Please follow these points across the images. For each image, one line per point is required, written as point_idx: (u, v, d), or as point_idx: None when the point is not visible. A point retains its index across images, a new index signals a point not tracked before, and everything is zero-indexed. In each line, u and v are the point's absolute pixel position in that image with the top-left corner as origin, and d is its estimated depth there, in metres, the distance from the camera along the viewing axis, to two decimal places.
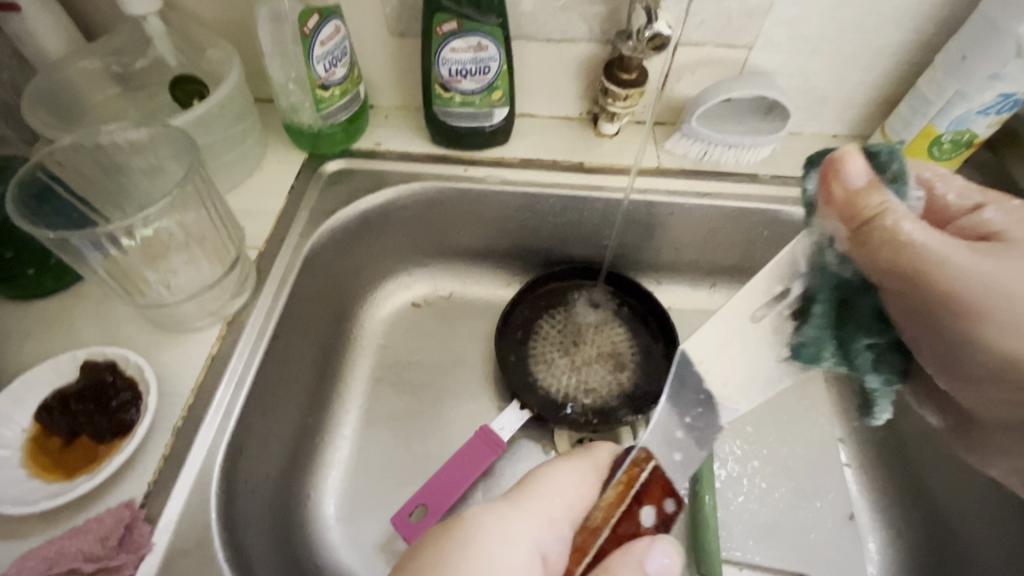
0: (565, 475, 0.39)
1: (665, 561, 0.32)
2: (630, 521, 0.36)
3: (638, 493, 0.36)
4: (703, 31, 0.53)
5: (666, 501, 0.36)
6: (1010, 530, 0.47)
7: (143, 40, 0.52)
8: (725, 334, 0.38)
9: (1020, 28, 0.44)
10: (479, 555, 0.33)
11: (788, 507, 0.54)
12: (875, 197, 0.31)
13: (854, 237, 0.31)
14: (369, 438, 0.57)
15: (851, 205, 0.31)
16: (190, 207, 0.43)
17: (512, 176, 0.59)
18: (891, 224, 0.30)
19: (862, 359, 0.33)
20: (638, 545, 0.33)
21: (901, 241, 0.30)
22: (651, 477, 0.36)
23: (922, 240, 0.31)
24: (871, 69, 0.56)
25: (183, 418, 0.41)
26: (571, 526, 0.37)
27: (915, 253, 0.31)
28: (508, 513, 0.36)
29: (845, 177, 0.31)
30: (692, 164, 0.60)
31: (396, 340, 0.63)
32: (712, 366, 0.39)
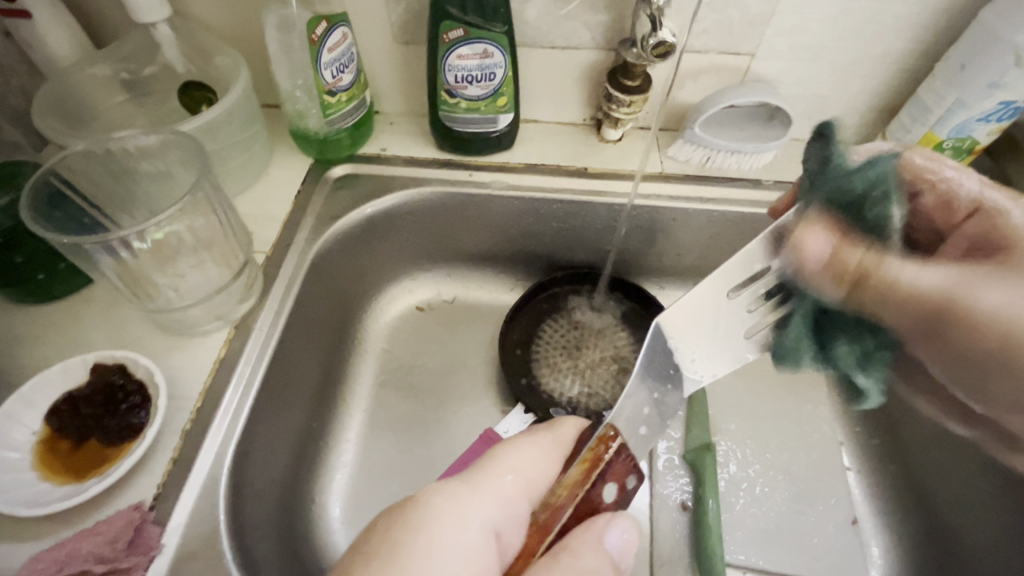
0: (523, 450, 0.36)
1: (623, 537, 0.32)
2: (592, 499, 0.34)
3: (605, 470, 0.34)
4: (706, 38, 0.54)
5: (628, 478, 0.35)
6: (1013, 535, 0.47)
7: (152, 46, 0.53)
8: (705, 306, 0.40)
9: (1019, 37, 0.45)
10: (427, 538, 0.29)
11: (792, 511, 0.54)
12: (852, 254, 0.33)
13: (840, 288, 0.35)
14: (374, 441, 0.57)
15: (834, 261, 0.34)
16: (199, 211, 0.44)
17: (516, 181, 0.59)
18: (879, 278, 0.34)
19: (839, 359, 0.36)
20: (598, 521, 0.32)
21: (880, 286, 0.34)
22: (615, 456, 0.35)
23: (908, 281, 0.35)
24: (872, 76, 0.56)
25: (191, 422, 0.41)
26: (530, 502, 0.34)
27: (897, 286, 0.35)
28: (461, 492, 0.32)
29: (805, 248, 0.35)
30: (695, 169, 0.60)
31: (401, 344, 0.64)
32: (684, 340, 0.40)
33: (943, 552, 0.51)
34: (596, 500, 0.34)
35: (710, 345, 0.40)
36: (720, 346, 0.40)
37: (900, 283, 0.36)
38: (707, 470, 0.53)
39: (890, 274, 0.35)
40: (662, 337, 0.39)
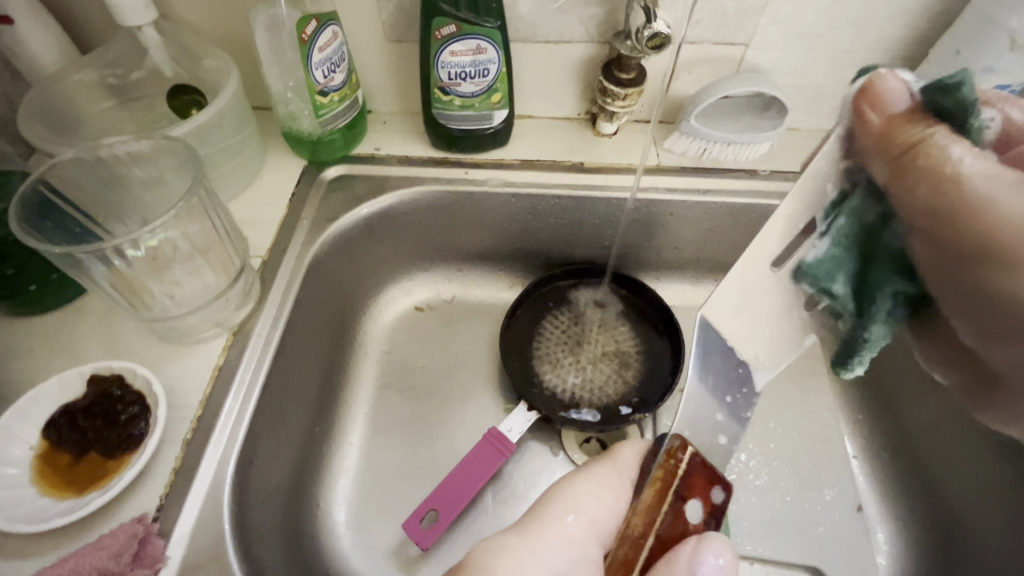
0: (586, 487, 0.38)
1: (717, 564, 0.32)
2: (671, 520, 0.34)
3: (681, 487, 0.35)
4: (700, 29, 0.53)
5: (712, 491, 0.35)
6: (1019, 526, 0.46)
7: (139, 51, 0.52)
8: (761, 300, 0.34)
9: (1015, 21, 0.45)
10: None
11: (796, 500, 0.54)
12: (914, 128, 0.26)
13: (892, 169, 0.26)
14: (377, 444, 0.57)
15: (892, 130, 0.26)
16: (194, 218, 0.43)
17: (512, 178, 0.59)
18: (929, 158, 0.25)
19: (881, 307, 0.30)
20: (689, 548, 0.33)
21: (951, 175, 0.25)
22: (692, 468, 0.35)
23: (969, 169, 0.25)
24: (867, 63, 0.56)
25: (192, 431, 0.41)
26: (601, 543, 0.37)
27: (945, 175, 0.25)
28: (517, 546, 0.36)
29: (880, 99, 0.26)
30: (691, 161, 0.60)
31: (401, 344, 0.63)
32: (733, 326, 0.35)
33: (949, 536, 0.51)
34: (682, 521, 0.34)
35: (768, 337, 0.35)
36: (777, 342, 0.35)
37: (981, 189, 0.25)
38: None
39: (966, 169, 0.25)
40: (717, 332, 0.35)
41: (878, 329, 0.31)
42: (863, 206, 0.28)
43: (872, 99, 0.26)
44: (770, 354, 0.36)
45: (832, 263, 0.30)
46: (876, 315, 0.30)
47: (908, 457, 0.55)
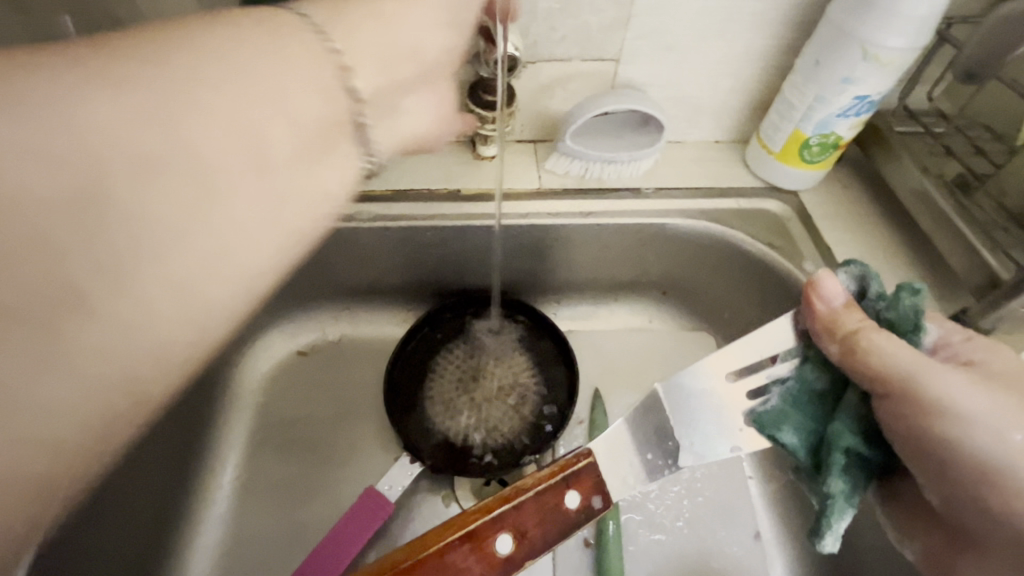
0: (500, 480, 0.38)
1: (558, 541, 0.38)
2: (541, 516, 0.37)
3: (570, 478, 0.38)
4: (566, 45, 0.51)
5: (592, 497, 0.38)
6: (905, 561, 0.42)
7: None
8: (708, 395, 0.40)
9: (864, 32, 0.44)
10: None
11: (694, 532, 0.52)
12: (851, 317, 0.36)
13: (840, 347, 0.35)
14: (246, 512, 0.52)
15: (829, 320, 0.36)
16: None
17: (384, 210, 0.55)
18: (868, 342, 0.34)
19: (836, 458, 0.34)
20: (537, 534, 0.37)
21: (891, 364, 0.33)
22: (581, 469, 0.39)
23: (891, 353, 0.33)
24: (739, 75, 0.55)
25: None
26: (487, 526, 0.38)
27: (882, 357, 0.33)
28: None
29: (824, 293, 0.37)
30: (574, 182, 0.57)
31: (278, 396, 0.58)
32: (687, 411, 0.40)
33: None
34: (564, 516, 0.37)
35: (706, 423, 0.40)
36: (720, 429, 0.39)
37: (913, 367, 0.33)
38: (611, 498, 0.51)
39: (884, 348, 0.33)
40: (668, 411, 0.40)
41: (837, 480, 0.33)
42: (816, 374, 0.38)
43: (825, 289, 0.37)
44: (706, 437, 0.39)
45: (788, 402, 0.38)
46: (830, 468, 0.34)
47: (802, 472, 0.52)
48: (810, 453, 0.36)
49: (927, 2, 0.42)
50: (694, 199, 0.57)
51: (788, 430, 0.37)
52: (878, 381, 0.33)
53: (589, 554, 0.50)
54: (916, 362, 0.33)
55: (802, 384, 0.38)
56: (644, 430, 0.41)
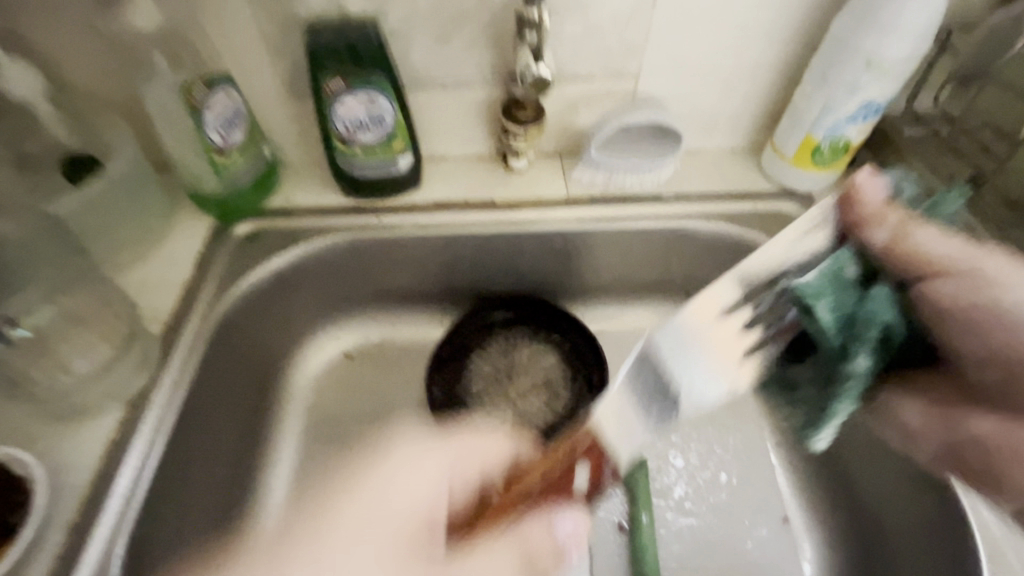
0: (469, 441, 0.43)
1: (571, 524, 0.39)
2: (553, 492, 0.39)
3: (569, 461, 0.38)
4: (589, 66, 0.56)
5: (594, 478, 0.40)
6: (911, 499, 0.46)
7: (29, 121, 0.51)
8: (703, 334, 0.36)
9: (867, 42, 0.48)
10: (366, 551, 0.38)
11: (726, 518, 0.54)
12: (894, 211, 0.36)
13: (888, 239, 0.36)
14: (303, 501, 0.56)
15: (873, 212, 0.36)
16: (77, 294, 0.45)
17: (425, 220, 0.59)
18: (912, 241, 0.36)
19: (868, 337, 0.35)
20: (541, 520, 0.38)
21: (930, 254, 0.36)
22: (584, 445, 0.38)
23: (934, 246, 0.36)
24: (751, 87, 0.59)
25: (77, 514, 0.39)
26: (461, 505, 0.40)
27: (925, 249, 0.36)
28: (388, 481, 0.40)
29: (863, 186, 0.36)
30: (599, 190, 0.61)
31: (328, 395, 0.62)
32: (680, 357, 0.36)
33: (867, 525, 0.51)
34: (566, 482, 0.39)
35: (698, 367, 0.37)
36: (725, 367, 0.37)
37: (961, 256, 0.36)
38: (640, 488, 0.53)
39: (929, 243, 0.36)
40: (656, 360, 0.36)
41: (863, 360, 0.35)
42: (852, 263, 0.36)
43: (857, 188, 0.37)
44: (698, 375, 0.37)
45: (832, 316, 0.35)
46: (862, 348, 0.35)
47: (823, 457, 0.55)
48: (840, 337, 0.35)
49: (925, 14, 0.46)
50: (713, 203, 0.61)
51: (823, 311, 0.34)
52: (919, 266, 0.36)
53: (622, 538, 0.52)
54: (962, 252, 0.36)
55: (817, 289, 0.34)
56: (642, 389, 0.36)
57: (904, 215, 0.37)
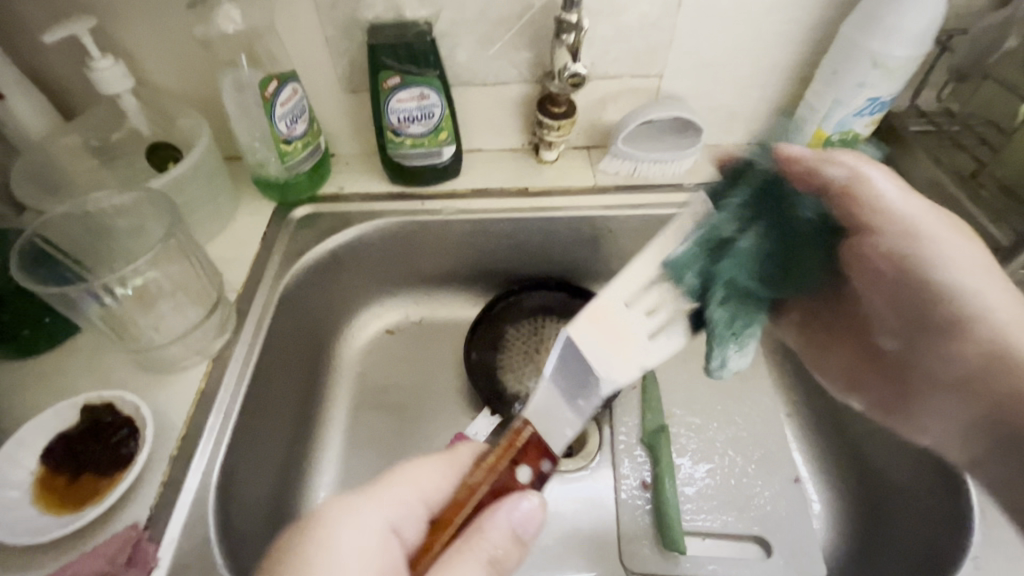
0: (426, 464, 0.42)
1: (530, 511, 0.36)
2: (504, 479, 0.39)
3: (519, 453, 0.39)
4: (617, 65, 0.61)
5: (542, 462, 0.40)
6: (915, 458, 0.52)
7: (120, 115, 0.57)
8: (617, 328, 0.41)
9: (873, 44, 0.53)
10: (331, 545, 0.36)
11: (744, 479, 0.58)
12: (835, 171, 0.42)
13: (842, 191, 0.42)
14: (354, 459, 0.61)
15: (812, 169, 0.41)
16: (174, 258, 0.49)
17: (466, 206, 0.65)
18: (861, 191, 0.43)
19: (716, 291, 0.41)
20: (505, 502, 0.37)
21: (870, 203, 0.43)
22: (528, 440, 0.40)
23: (885, 203, 0.43)
24: (766, 85, 0.64)
25: (177, 449, 0.45)
26: (428, 507, 0.40)
27: (880, 203, 0.43)
28: (359, 505, 0.39)
29: (791, 152, 0.42)
30: (624, 180, 0.66)
31: (374, 366, 0.68)
32: (594, 347, 0.41)
33: (872, 482, 0.56)
34: (512, 485, 0.39)
35: (613, 352, 0.41)
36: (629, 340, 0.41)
37: (906, 220, 0.44)
38: (663, 449, 0.58)
39: (875, 197, 0.43)
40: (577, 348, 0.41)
41: (717, 310, 0.41)
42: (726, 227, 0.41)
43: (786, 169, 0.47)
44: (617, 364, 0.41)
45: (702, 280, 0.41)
46: (711, 300, 0.41)
47: (834, 426, 0.61)
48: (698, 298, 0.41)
49: (925, 19, 0.51)
50: None
51: (690, 276, 0.41)
52: (867, 215, 0.43)
53: (647, 497, 0.57)
54: (910, 215, 0.44)
55: (707, 240, 0.41)
56: (566, 379, 0.41)
57: (849, 173, 0.43)
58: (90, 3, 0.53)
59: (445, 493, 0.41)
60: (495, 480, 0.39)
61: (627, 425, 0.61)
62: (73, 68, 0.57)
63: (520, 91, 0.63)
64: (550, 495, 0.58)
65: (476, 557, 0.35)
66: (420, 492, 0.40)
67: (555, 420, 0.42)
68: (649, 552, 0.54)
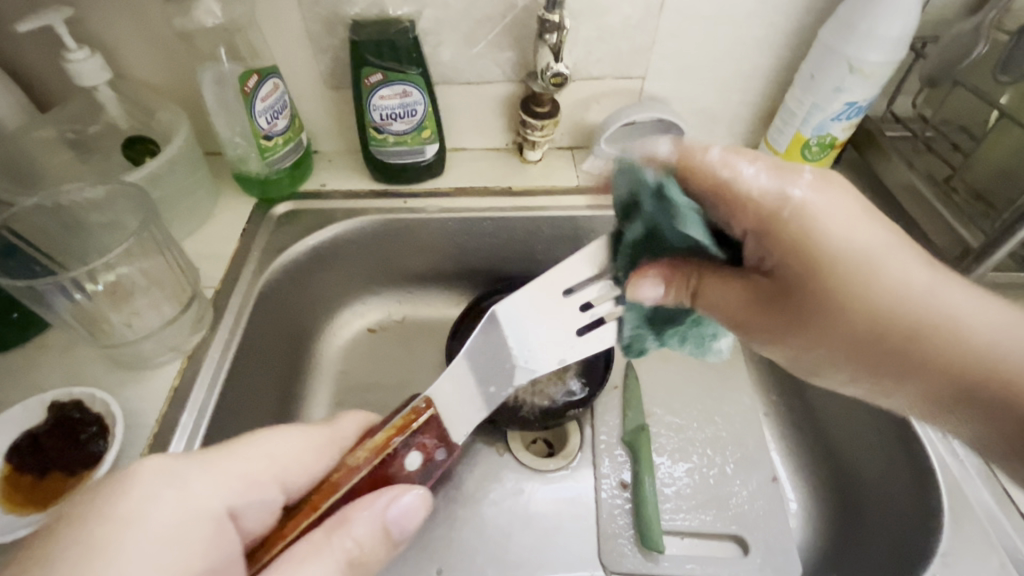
0: (291, 439, 0.41)
1: (407, 508, 0.37)
2: (386, 463, 0.40)
3: (411, 436, 0.41)
4: (601, 66, 0.61)
5: (437, 451, 0.42)
6: (888, 458, 0.53)
7: (95, 107, 0.57)
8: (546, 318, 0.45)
9: (849, 49, 0.54)
10: (137, 531, 0.31)
11: (722, 478, 0.58)
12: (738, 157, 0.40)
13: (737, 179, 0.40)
14: None
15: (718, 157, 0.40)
16: (148, 253, 0.49)
17: (448, 205, 0.65)
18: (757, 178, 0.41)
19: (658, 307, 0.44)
20: (384, 496, 0.37)
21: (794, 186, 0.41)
22: (424, 422, 0.41)
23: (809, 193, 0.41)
24: (747, 89, 0.65)
25: (149, 446, 0.44)
26: (284, 492, 0.39)
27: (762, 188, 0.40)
28: (214, 460, 0.37)
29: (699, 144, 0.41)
30: (608, 181, 0.67)
31: (355, 365, 0.67)
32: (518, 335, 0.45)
33: (847, 482, 0.57)
34: (394, 471, 0.40)
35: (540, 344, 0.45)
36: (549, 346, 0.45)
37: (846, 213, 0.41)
38: (643, 449, 0.58)
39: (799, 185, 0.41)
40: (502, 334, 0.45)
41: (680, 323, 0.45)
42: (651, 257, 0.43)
43: (713, 157, 0.39)
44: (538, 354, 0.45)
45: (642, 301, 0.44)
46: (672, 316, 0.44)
47: (811, 427, 0.61)
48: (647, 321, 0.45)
49: (900, 25, 0.52)
50: None
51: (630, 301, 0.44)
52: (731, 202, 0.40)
53: (626, 497, 0.57)
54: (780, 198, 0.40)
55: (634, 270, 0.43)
56: (483, 365, 0.45)
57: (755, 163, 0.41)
58: None
59: (311, 474, 0.41)
60: (381, 462, 0.40)
61: (608, 424, 0.61)
62: (49, 59, 0.56)
63: (503, 90, 0.63)
64: (530, 494, 0.58)
65: (337, 550, 0.35)
66: (277, 469, 0.39)
67: (462, 413, 0.44)
68: (627, 552, 0.54)
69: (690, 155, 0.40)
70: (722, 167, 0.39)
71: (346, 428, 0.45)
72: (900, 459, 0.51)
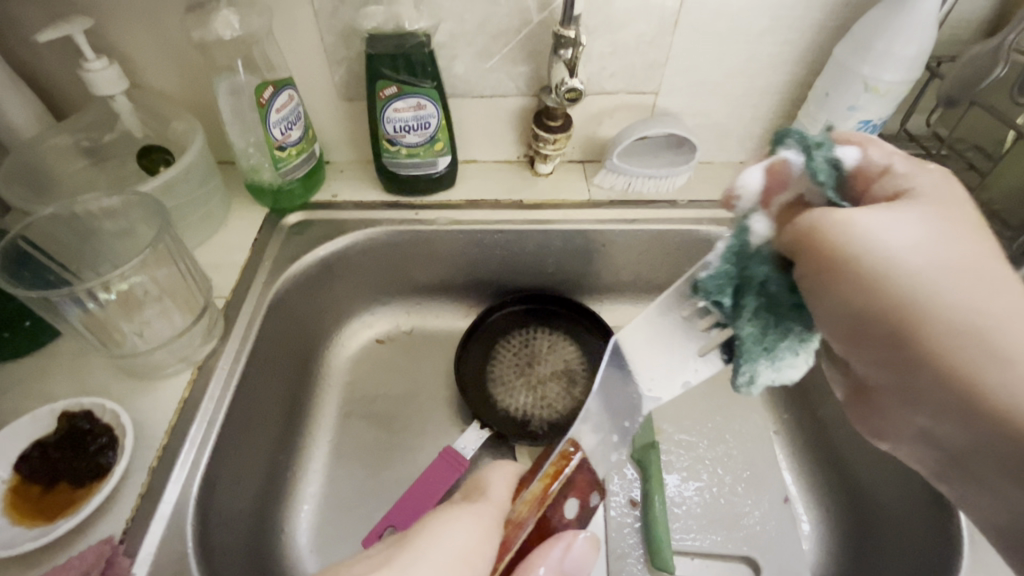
0: (460, 522, 0.35)
1: (581, 553, 0.36)
2: (549, 515, 0.38)
3: (567, 486, 0.38)
4: (614, 81, 0.61)
5: (591, 495, 0.39)
6: (904, 482, 0.52)
7: (111, 116, 0.57)
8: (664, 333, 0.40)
9: (864, 68, 0.54)
10: None
11: (732, 496, 0.58)
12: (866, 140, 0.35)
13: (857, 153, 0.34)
14: (339, 471, 0.60)
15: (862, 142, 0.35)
16: (162, 263, 0.48)
17: (459, 217, 0.65)
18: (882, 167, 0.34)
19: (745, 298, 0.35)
20: (555, 548, 0.36)
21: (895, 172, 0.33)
22: (577, 471, 0.39)
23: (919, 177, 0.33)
24: (760, 105, 0.65)
25: (158, 458, 0.44)
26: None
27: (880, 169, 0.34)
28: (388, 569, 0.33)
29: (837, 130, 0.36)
30: (619, 195, 0.67)
31: (362, 376, 0.67)
32: (642, 362, 0.41)
33: (860, 504, 0.56)
34: (555, 519, 0.38)
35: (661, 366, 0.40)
36: (676, 367, 0.40)
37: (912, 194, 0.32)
38: (653, 467, 0.57)
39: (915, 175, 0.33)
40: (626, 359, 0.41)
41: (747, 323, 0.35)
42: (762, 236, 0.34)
43: (875, 152, 0.34)
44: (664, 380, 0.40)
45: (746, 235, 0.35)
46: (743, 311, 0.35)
47: (824, 446, 0.61)
48: (736, 270, 0.35)
49: (916, 44, 0.51)
50: (724, 209, 0.66)
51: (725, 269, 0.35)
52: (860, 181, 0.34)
53: (636, 515, 0.56)
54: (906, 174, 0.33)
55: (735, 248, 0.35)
56: (615, 404, 0.41)
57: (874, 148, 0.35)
58: (86, 3, 0.52)
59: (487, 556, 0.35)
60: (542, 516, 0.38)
61: None
62: (66, 67, 0.57)
63: (516, 104, 0.63)
64: None
65: None
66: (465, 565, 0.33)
67: (603, 457, 0.42)
68: (637, 572, 0.53)
69: (848, 135, 0.35)
70: (866, 165, 0.34)
71: (499, 494, 0.39)
72: (916, 482, 0.51)
